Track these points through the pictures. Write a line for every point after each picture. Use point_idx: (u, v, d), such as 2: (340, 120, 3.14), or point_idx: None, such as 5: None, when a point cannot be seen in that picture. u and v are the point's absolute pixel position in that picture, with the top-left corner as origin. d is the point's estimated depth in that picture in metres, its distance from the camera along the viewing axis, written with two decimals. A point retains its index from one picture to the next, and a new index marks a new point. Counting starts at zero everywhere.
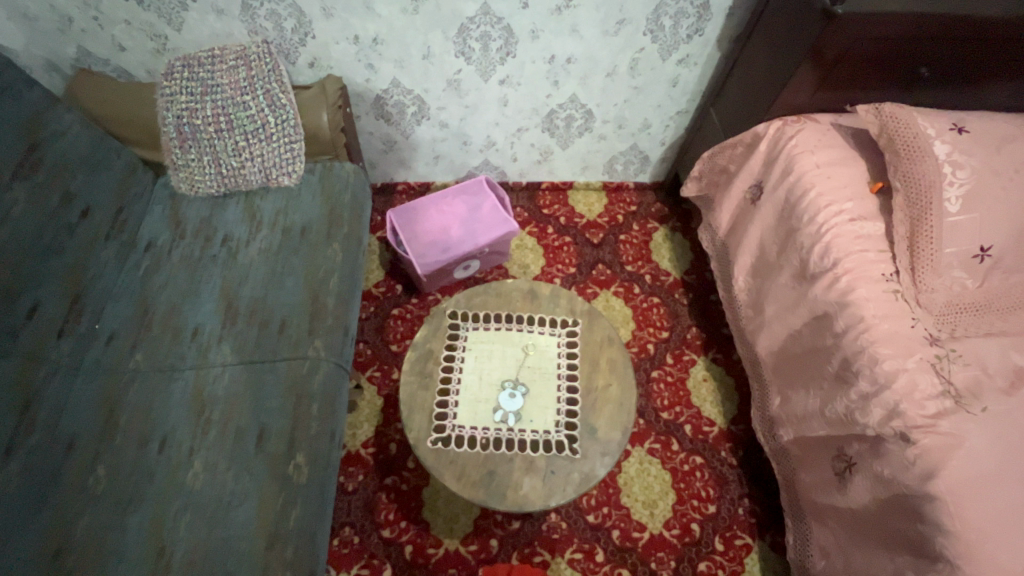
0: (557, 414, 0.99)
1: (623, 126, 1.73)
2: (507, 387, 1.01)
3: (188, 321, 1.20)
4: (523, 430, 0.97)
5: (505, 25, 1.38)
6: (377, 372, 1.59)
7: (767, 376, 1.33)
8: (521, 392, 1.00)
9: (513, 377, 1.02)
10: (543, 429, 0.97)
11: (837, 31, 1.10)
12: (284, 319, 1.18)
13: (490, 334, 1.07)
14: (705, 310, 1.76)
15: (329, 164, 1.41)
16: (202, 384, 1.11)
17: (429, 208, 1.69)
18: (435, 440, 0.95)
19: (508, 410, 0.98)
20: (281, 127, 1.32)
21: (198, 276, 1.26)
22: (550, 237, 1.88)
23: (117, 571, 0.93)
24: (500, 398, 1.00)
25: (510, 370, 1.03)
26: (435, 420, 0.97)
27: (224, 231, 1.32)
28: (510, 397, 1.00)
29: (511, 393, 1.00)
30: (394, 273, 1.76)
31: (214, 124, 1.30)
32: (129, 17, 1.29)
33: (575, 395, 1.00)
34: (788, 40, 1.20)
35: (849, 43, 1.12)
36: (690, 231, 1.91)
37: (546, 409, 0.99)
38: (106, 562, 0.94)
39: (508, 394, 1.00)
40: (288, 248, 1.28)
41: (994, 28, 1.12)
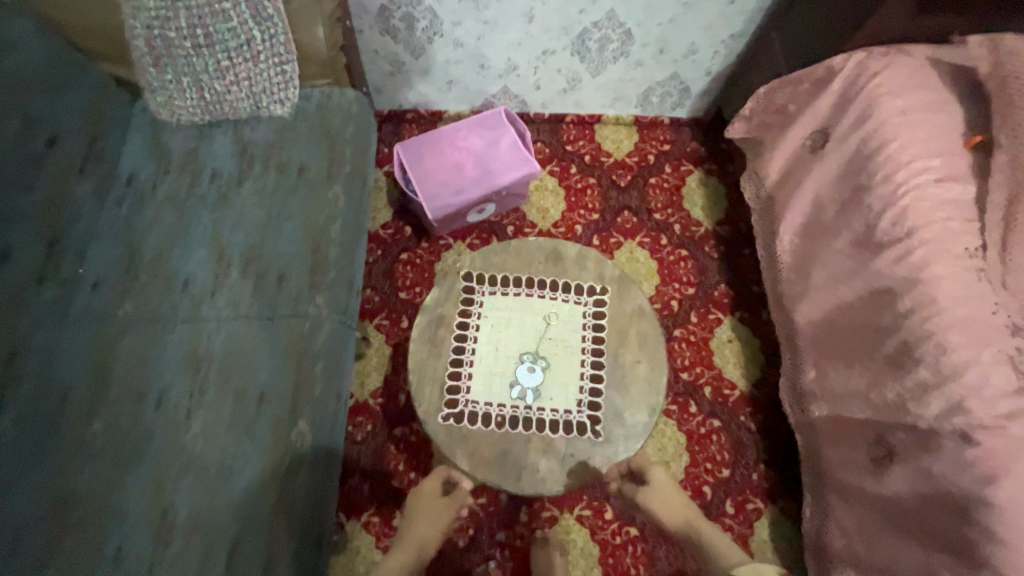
0: (580, 392, 0.91)
1: (666, 51, 1.49)
2: (526, 358, 0.93)
3: (179, 268, 1.09)
4: (542, 408, 0.91)
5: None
6: (384, 321, 1.51)
7: (803, 346, 1.23)
8: (541, 366, 0.92)
9: (533, 347, 0.94)
10: (563, 409, 0.91)
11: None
12: (282, 271, 1.06)
13: (510, 299, 0.98)
14: (737, 266, 1.62)
15: (328, 90, 1.24)
16: (198, 340, 1.02)
17: (440, 141, 1.50)
18: (447, 417, 0.89)
19: (526, 385, 0.91)
20: (269, 45, 1.10)
21: (186, 218, 1.13)
22: (572, 177, 1.70)
23: (122, 531, 0.90)
24: (518, 372, 0.92)
25: (529, 341, 0.95)
26: (448, 394, 0.90)
27: (212, 167, 1.18)
28: (529, 372, 0.92)
29: (530, 365, 0.92)
30: (402, 214, 1.62)
31: (190, 38, 1.06)
32: None
33: (599, 371, 0.92)
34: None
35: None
36: (729, 176, 1.72)
37: (568, 386, 0.92)
38: (110, 521, 0.91)
39: (527, 365, 0.92)
40: (283, 188, 1.14)
41: None
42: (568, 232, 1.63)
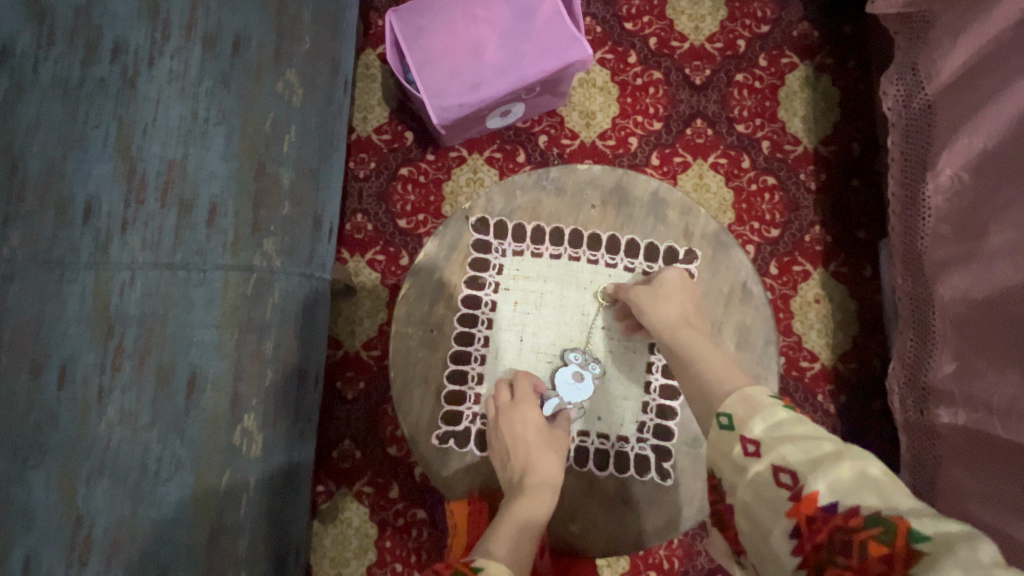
0: (643, 412, 0.83)
1: None
2: (574, 361, 0.83)
3: (77, 188, 0.76)
4: (586, 434, 0.82)
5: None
6: (380, 256, 1.20)
7: (941, 327, 0.89)
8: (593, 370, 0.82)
9: (582, 352, 0.83)
10: (617, 435, 0.83)
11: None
12: (214, 200, 0.77)
13: (545, 268, 0.88)
14: (840, 202, 1.23)
15: None
16: (105, 295, 0.74)
17: (451, 8, 1.06)
18: (442, 438, 0.80)
19: (569, 400, 0.81)
20: None
21: (83, 113, 0.78)
22: (630, 69, 1.25)
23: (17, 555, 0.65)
24: (564, 376, 0.81)
25: (580, 344, 0.84)
26: (446, 406, 0.81)
27: (114, 35, 0.80)
28: (578, 386, 0.81)
29: (578, 374, 0.82)
30: (402, 113, 1.23)
31: None
32: None
33: (670, 384, 0.84)
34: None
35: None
36: (847, 75, 1.26)
37: (628, 401, 0.83)
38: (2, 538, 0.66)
39: (574, 370, 0.82)
40: (212, 72, 0.79)
41: None
42: (620, 146, 1.23)
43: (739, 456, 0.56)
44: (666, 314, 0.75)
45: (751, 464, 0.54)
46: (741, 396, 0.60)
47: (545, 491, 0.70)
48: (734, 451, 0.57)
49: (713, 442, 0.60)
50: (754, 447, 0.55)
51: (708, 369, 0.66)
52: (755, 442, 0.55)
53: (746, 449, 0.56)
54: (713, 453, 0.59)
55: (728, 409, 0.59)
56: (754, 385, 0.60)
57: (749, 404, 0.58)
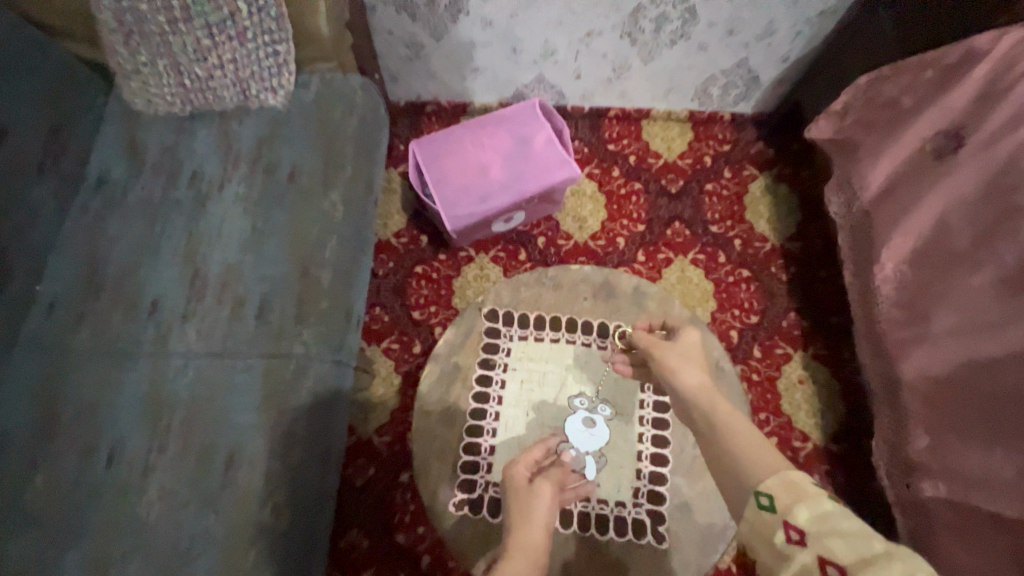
0: (638, 478, 0.91)
1: (736, 32, 1.23)
2: (580, 407, 0.94)
3: (146, 290, 0.91)
4: (588, 500, 0.90)
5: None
6: (394, 345, 1.31)
7: (910, 403, 0.95)
8: (601, 413, 0.93)
9: (587, 399, 0.95)
10: (615, 501, 0.90)
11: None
12: (265, 299, 0.90)
13: (546, 350, 0.98)
14: (810, 291, 1.37)
15: (330, 77, 1.05)
16: (161, 379, 0.85)
17: (462, 139, 1.29)
18: (460, 506, 0.88)
19: (583, 449, 0.90)
20: (258, 19, 0.91)
21: (159, 229, 0.95)
22: (615, 182, 1.47)
23: None
24: (575, 419, 0.92)
25: (585, 392, 0.95)
26: (462, 477, 0.89)
27: (192, 167, 0.99)
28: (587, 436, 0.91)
29: (587, 420, 0.92)
30: (419, 221, 1.42)
31: (166, 12, 0.89)
32: None
33: (660, 451, 0.92)
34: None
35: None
36: (802, 183, 1.46)
37: (623, 468, 0.92)
38: None
39: (580, 415, 0.92)
40: (270, 196, 0.96)
41: None
42: (609, 246, 1.40)
43: (782, 542, 0.54)
44: (699, 382, 0.78)
45: (797, 554, 0.52)
46: (784, 479, 0.58)
47: (519, 561, 0.67)
48: (777, 537, 0.54)
49: (752, 521, 0.58)
50: (800, 536, 0.53)
51: (742, 439, 0.65)
52: (800, 531, 0.53)
53: (790, 536, 0.53)
54: (754, 534, 0.57)
55: (771, 491, 0.57)
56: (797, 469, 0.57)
57: (794, 490, 0.56)
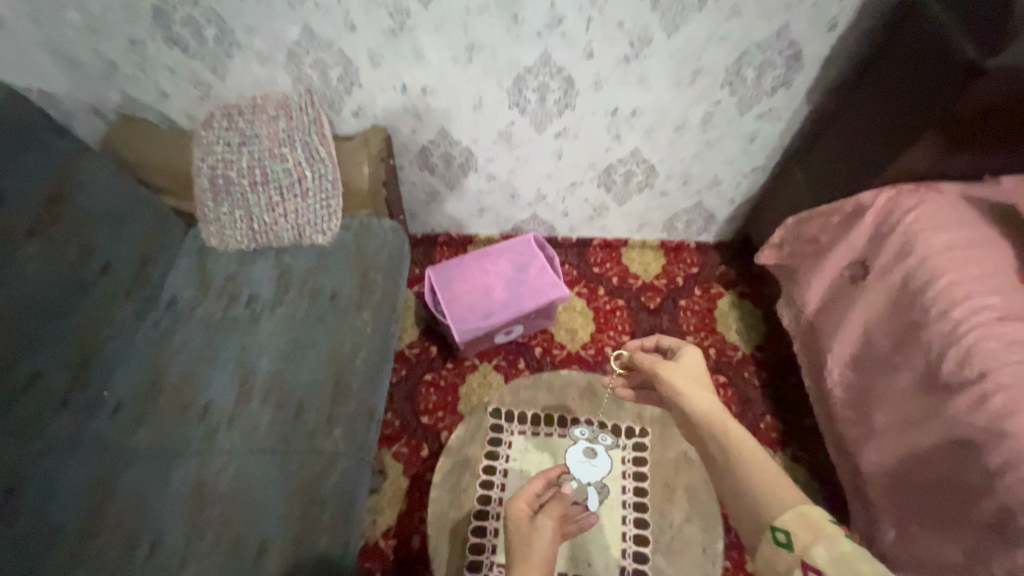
0: (624, 558, 0.99)
1: (689, 183, 1.54)
2: (581, 438, 0.88)
3: (199, 394, 1.07)
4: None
5: (563, 35, 1.16)
6: (404, 448, 1.42)
7: (875, 497, 1.05)
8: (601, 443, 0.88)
9: (587, 429, 0.89)
10: None
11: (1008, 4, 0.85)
12: (302, 402, 1.05)
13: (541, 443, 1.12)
14: (782, 395, 1.52)
15: (367, 220, 1.31)
16: (204, 475, 0.97)
17: (469, 266, 1.53)
18: None
19: (586, 480, 0.86)
20: (318, 181, 1.23)
21: (217, 343, 1.14)
22: (601, 298, 1.69)
23: None
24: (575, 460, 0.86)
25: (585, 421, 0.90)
26: (469, 560, 0.98)
27: (250, 291, 1.21)
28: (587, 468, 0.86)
29: (587, 450, 0.87)
30: (429, 334, 1.61)
31: (250, 177, 1.22)
32: (174, 65, 1.24)
33: (643, 534, 1.01)
34: (932, 83, 0.94)
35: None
36: (763, 300, 1.69)
37: (611, 550, 1.00)
38: None
39: (581, 445, 0.87)
40: (313, 315, 1.17)
41: None
42: (598, 354, 1.58)
43: None
44: (707, 402, 0.73)
45: None
46: (799, 516, 0.56)
47: None
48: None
49: (767, 554, 0.57)
50: None
51: (750, 463, 0.63)
52: (818, 572, 0.53)
53: None
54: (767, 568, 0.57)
55: (788, 528, 0.56)
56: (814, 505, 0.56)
57: (811, 529, 0.55)
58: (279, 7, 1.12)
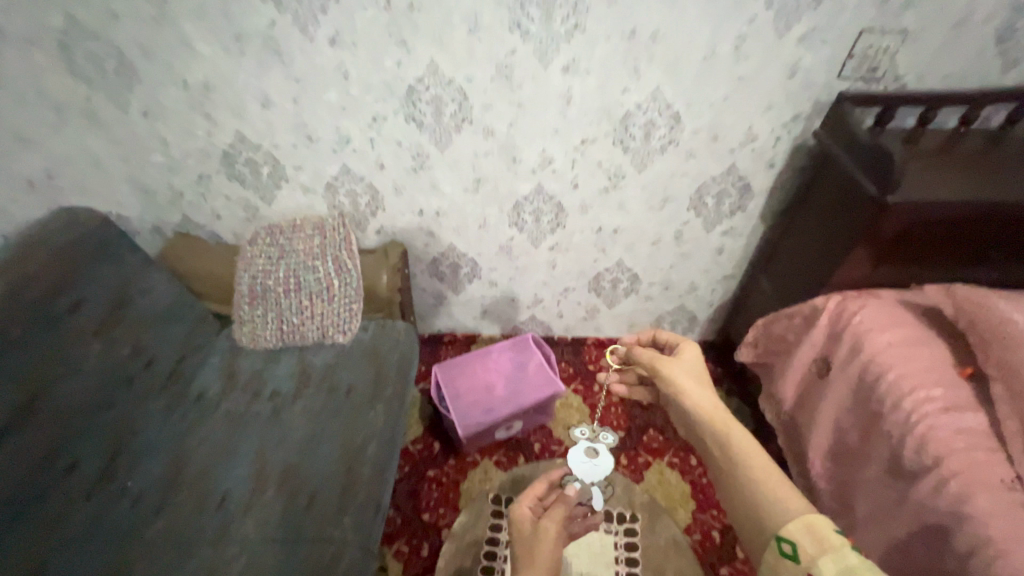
0: None
1: (670, 288, 1.74)
2: (584, 438, 0.98)
3: (217, 485, 1.14)
4: None
5: (553, 172, 1.42)
6: (404, 547, 1.43)
7: None
8: (604, 439, 0.98)
9: (587, 429, 0.99)
10: None
11: (892, 157, 1.05)
12: (314, 492, 1.12)
13: None
14: None
15: (382, 321, 1.48)
16: (215, 566, 1.02)
17: (473, 363, 1.66)
18: None
19: (589, 478, 0.95)
20: (343, 289, 1.41)
21: (238, 435, 1.23)
22: (595, 395, 1.79)
23: None
24: (579, 452, 0.97)
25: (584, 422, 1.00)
26: None
27: (272, 387, 1.33)
28: (591, 465, 0.96)
29: (592, 450, 0.97)
30: (433, 430, 1.69)
31: (284, 285, 1.40)
32: (231, 194, 1.50)
33: None
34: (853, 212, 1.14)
35: (916, 201, 1.04)
36: (749, 396, 1.78)
37: None
38: None
39: (581, 447, 0.97)
40: (329, 409, 1.27)
41: None
42: None
43: None
44: (706, 402, 0.80)
45: None
46: (804, 525, 0.60)
47: None
48: None
49: (774, 564, 0.61)
50: None
51: (752, 468, 0.68)
52: None
53: None
54: None
55: (792, 537, 0.60)
56: (820, 516, 0.60)
57: (817, 540, 0.58)
58: (324, 152, 1.39)
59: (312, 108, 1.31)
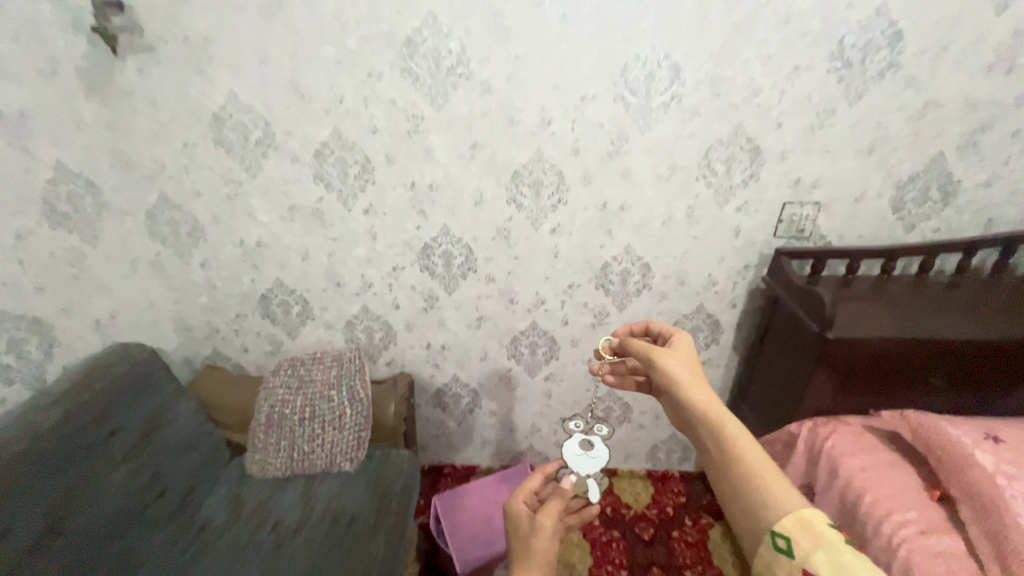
0: None
1: (660, 416, 1.84)
2: (578, 430, 0.99)
3: None
4: None
5: (545, 310, 1.63)
6: None
7: None
8: (601, 431, 0.98)
9: (582, 421, 0.99)
10: None
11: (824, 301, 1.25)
12: None
13: None
14: None
15: (387, 449, 1.57)
16: None
17: (473, 494, 1.69)
18: None
19: (584, 470, 0.95)
20: (354, 416, 1.52)
21: (238, 568, 1.24)
22: (596, 528, 1.76)
23: None
24: (575, 443, 0.97)
25: (579, 414, 1.00)
26: None
27: (276, 516, 1.37)
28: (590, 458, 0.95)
29: (587, 442, 0.97)
30: (429, 568, 1.64)
31: (299, 413, 1.52)
32: (261, 330, 1.70)
33: None
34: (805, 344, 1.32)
35: (852, 336, 1.22)
36: None
37: None
38: None
39: (578, 440, 0.97)
40: (331, 539, 1.30)
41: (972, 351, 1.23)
42: None
43: None
44: (701, 394, 0.77)
45: None
46: (799, 522, 0.61)
47: None
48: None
49: (769, 559, 0.62)
50: None
51: (751, 468, 0.67)
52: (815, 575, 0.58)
53: None
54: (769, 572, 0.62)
55: (787, 534, 0.61)
56: (814, 511, 0.61)
57: (812, 535, 0.59)
58: (349, 295, 1.63)
59: (344, 260, 1.57)
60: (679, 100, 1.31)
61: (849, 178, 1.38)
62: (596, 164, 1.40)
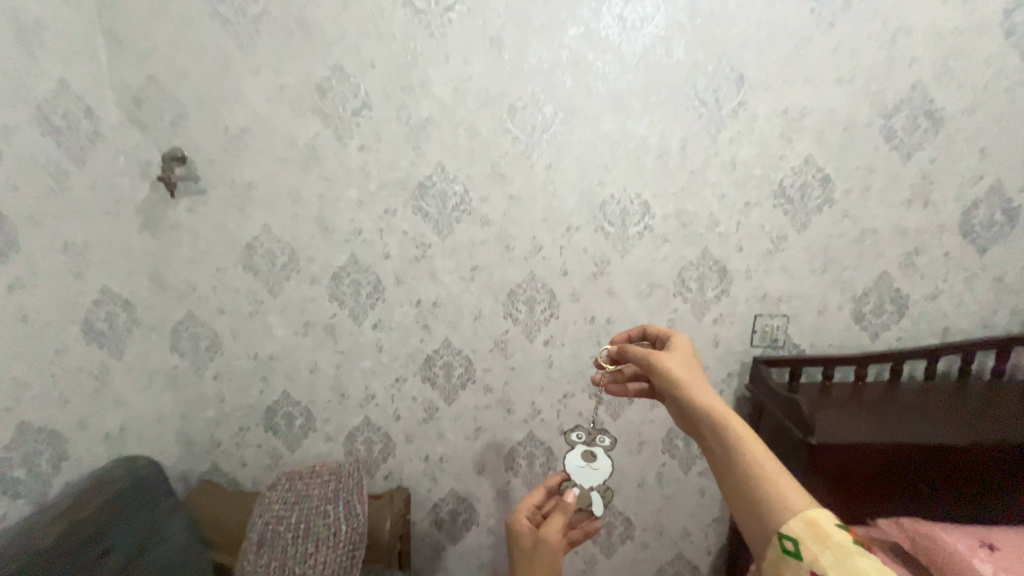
0: None
1: (664, 533, 1.78)
2: (580, 442, 1.12)
3: None
4: None
5: (542, 420, 1.69)
6: None
7: None
8: (602, 442, 1.12)
9: (583, 434, 1.13)
10: None
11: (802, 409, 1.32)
12: None
13: None
14: None
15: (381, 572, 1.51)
16: None
17: None
18: None
19: (586, 482, 1.10)
20: (350, 533, 1.47)
21: None
22: None
23: None
24: (576, 454, 1.11)
25: (581, 427, 1.14)
26: None
27: None
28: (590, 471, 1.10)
29: (587, 453, 1.11)
30: None
31: (294, 531, 1.46)
32: (262, 443, 1.72)
33: None
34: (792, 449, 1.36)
35: (832, 441, 1.28)
36: None
37: None
38: None
39: (580, 451, 1.11)
40: None
41: (947, 456, 1.28)
42: None
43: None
44: (705, 398, 0.80)
45: None
46: (805, 522, 0.63)
47: None
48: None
49: (777, 561, 0.64)
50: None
51: (757, 466, 0.70)
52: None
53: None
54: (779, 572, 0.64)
55: (795, 535, 0.63)
56: (820, 513, 0.63)
57: (819, 536, 0.61)
58: (352, 406, 1.69)
59: (350, 372, 1.67)
60: (651, 231, 1.52)
61: (810, 294, 1.54)
62: (583, 283, 1.57)
